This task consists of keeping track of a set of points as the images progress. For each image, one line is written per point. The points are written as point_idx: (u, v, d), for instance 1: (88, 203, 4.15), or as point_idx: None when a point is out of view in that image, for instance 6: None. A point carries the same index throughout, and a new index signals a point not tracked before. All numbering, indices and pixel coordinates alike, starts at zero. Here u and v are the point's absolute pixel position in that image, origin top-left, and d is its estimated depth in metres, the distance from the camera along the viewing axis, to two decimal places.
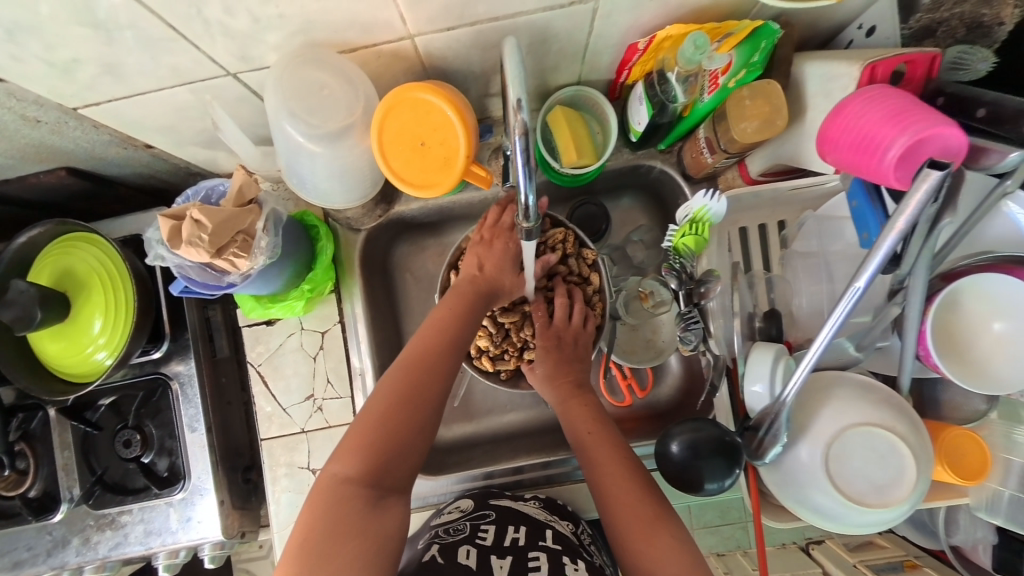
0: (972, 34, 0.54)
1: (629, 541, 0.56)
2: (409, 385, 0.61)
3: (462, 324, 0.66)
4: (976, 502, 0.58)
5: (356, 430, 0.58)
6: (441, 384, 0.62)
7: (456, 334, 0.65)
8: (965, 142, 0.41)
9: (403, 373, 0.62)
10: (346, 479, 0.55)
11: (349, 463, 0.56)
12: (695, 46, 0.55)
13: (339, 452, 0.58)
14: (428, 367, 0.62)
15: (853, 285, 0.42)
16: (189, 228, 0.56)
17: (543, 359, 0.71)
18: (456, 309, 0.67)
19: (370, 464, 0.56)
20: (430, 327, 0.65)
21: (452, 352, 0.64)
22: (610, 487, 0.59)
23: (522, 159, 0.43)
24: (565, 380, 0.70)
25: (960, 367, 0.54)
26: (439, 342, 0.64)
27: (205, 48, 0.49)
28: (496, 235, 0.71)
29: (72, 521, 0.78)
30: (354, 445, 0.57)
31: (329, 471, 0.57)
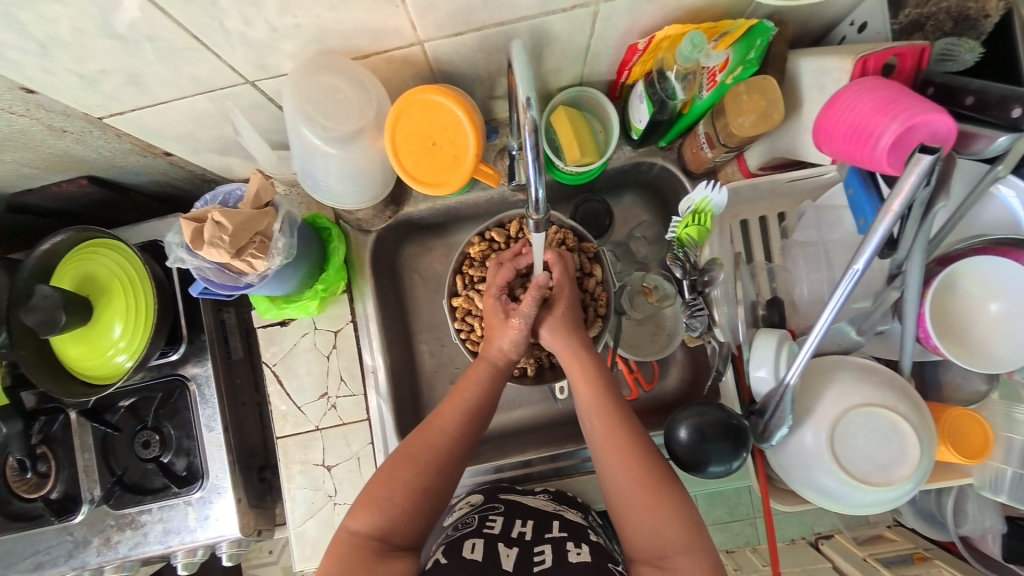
0: (959, 27, 0.56)
1: (635, 505, 0.57)
2: (426, 450, 0.62)
3: (484, 401, 0.66)
4: (980, 481, 0.59)
5: (371, 487, 0.60)
6: (456, 451, 0.63)
7: (477, 407, 0.65)
8: (952, 129, 0.43)
9: (417, 436, 0.63)
10: (358, 533, 0.58)
11: (363, 518, 0.58)
12: (693, 44, 0.57)
13: (355, 507, 0.60)
14: (447, 435, 0.63)
15: (851, 268, 0.44)
16: (210, 230, 0.59)
17: (551, 312, 0.69)
18: (480, 380, 0.67)
19: (382, 523, 0.58)
20: (451, 399, 0.66)
21: (470, 425, 0.65)
22: (620, 455, 0.60)
23: (532, 155, 0.45)
24: (569, 335, 0.68)
25: (958, 348, 0.55)
26: (457, 416, 0.64)
27: (225, 57, 0.52)
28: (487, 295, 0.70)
29: (92, 522, 0.80)
30: (368, 501, 0.59)
31: (345, 524, 0.59)
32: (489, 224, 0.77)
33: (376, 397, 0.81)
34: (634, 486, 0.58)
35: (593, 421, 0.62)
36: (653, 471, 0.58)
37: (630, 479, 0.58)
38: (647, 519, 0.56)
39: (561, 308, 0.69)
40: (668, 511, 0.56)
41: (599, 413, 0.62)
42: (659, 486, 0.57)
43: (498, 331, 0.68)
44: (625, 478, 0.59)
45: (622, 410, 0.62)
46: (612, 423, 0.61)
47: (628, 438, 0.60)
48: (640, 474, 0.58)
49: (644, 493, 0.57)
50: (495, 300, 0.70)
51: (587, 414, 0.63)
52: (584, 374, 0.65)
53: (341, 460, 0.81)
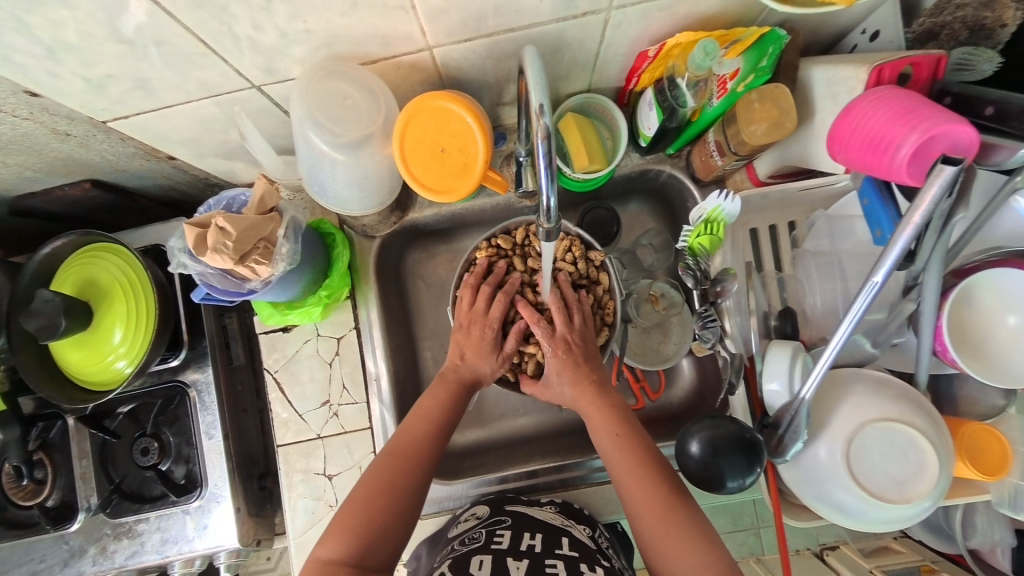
0: (974, 37, 0.55)
1: (658, 543, 0.57)
2: (395, 472, 0.62)
3: (447, 418, 0.67)
4: (998, 497, 0.58)
5: (341, 514, 0.60)
6: (422, 470, 0.63)
7: (440, 423, 0.66)
8: (975, 139, 0.41)
9: (384, 461, 0.63)
10: (330, 561, 0.56)
11: (333, 545, 0.57)
12: (705, 52, 0.56)
13: (325, 534, 0.59)
14: (415, 454, 0.64)
15: (870, 280, 0.43)
16: (214, 235, 0.58)
17: (556, 369, 0.68)
18: (440, 399, 0.68)
19: (355, 549, 0.57)
20: (413, 420, 0.67)
21: (434, 444, 0.65)
22: (627, 476, 0.61)
23: (545, 161, 0.44)
24: (586, 385, 0.67)
25: (975, 361, 0.54)
26: (423, 434, 0.65)
27: (233, 61, 0.51)
28: (475, 326, 0.71)
29: (89, 531, 0.78)
30: (339, 527, 0.58)
31: (314, 554, 0.58)
32: (496, 230, 0.75)
33: (379, 405, 0.80)
34: (654, 523, 0.57)
35: (609, 459, 0.63)
36: (663, 490, 0.59)
37: (651, 515, 0.58)
38: (670, 559, 0.55)
39: (563, 359, 0.68)
40: (693, 549, 0.55)
41: (619, 450, 0.62)
42: (683, 525, 0.56)
43: (479, 358, 0.71)
44: (646, 515, 0.58)
45: (640, 445, 0.62)
46: (633, 465, 0.61)
47: (648, 473, 0.60)
48: (662, 513, 0.58)
49: (668, 532, 0.56)
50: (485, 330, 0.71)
51: (607, 454, 0.63)
52: (600, 415, 0.65)
53: (343, 469, 0.79)
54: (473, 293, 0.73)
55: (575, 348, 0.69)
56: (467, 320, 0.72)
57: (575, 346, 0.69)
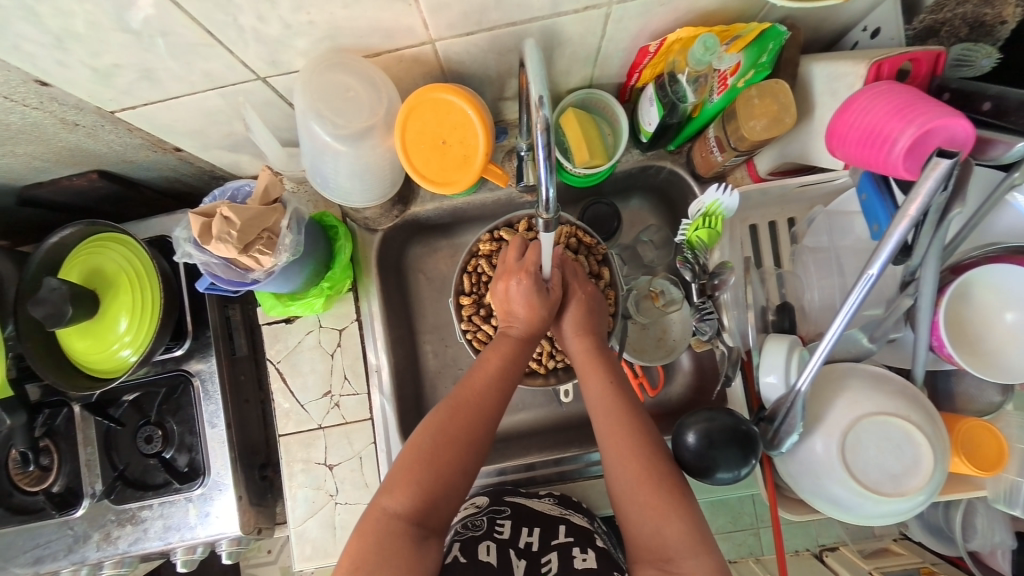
0: (974, 33, 0.56)
1: (641, 502, 0.56)
2: (459, 428, 0.61)
3: (509, 374, 0.65)
4: (994, 494, 0.58)
5: (405, 467, 0.59)
6: (486, 427, 0.62)
7: (504, 384, 0.65)
8: (971, 133, 0.42)
9: (449, 417, 0.61)
10: (395, 514, 0.56)
11: (400, 499, 0.57)
12: (705, 46, 0.57)
13: (389, 486, 0.58)
14: (478, 411, 0.62)
15: (865, 273, 0.44)
16: (218, 225, 0.59)
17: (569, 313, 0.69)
18: (504, 356, 0.66)
19: (419, 505, 0.57)
20: (477, 376, 0.64)
21: (498, 401, 0.64)
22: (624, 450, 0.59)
23: (544, 153, 0.45)
24: (589, 334, 0.68)
25: (971, 357, 0.54)
26: (489, 392, 0.64)
27: (237, 53, 0.52)
28: (511, 275, 0.67)
29: (93, 517, 0.79)
30: (404, 480, 0.58)
31: (379, 503, 0.57)
32: (498, 223, 0.76)
33: (380, 397, 0.81)
34: (637, 485, 0.57)
35: (597, 415, 0.62)
36: (663, 468, 0.57)
37: (634, 472, 0.57)
38: (649, 518, 0.55)
39: (581, 309, 0.69)
40: (676, 513, 0.55)
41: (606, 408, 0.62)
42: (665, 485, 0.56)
43: (522, 307, 0.66)
44: (629, 472, 0.57)
45: (631, 410, 0.61)
46: (625, 428, 0.60)
47: (635, 433, 0.59)
48: (646, 473, 0.57)
49: (653, 493, 0.56)
50: (524, 276, 0.66)
51: (596, 411, 0.63)
52: (594, 368, 0.65)
53: (343, 459, 0.80)
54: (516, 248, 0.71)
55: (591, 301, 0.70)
56: (507, 270, 0.68)
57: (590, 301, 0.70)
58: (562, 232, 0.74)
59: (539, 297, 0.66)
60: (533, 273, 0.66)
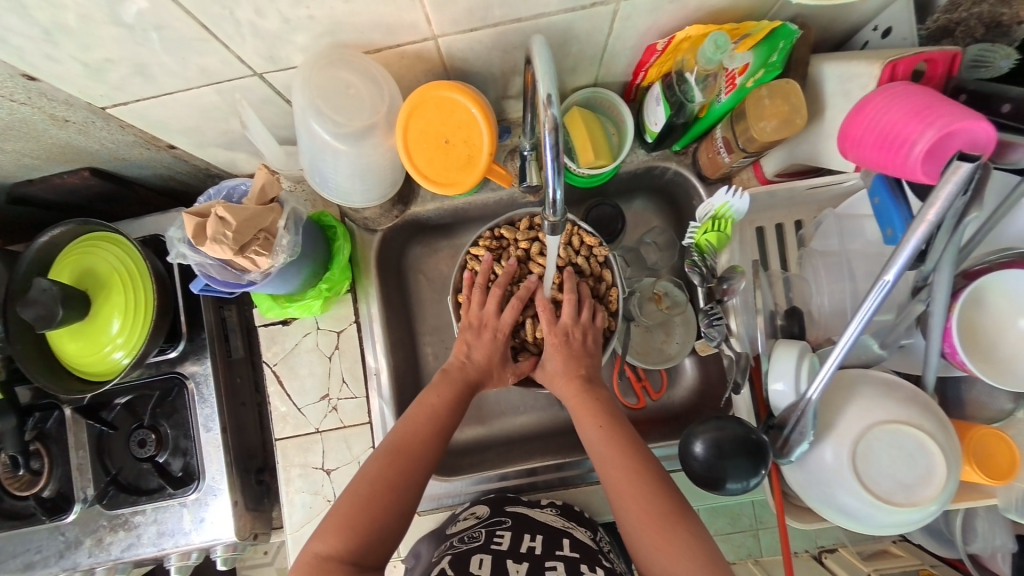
0: (991, 34, 0.54)
1: (649, 544, 0.54)
2: (397, 470, 0.60)
3: (450, 414, 0.66)
4: (1005, 502, 0.57)
5: (340, 510, 0.57)
6: (423, 468, 0.61)
7: (443, 423, 0.65)
8: (994, 135, 0.40)
9: (387, 458, 0.61)
10: (329, 558, 0.54)
11: (335, 542, 0.55)
12: (716, 45, 0.56)
13: (323, 529, 0.56)
14: (415, 452, 0.62)
15: (880, 279, 0.43)
16: (213, 225, 0.57)
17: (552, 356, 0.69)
18: (445, 396, 0.67)
19: (353, 546, 0.55)
20: (416, 416, 0.65)
21: (436, 441, 0.63)
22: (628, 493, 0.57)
23: (552, 153, 0.43)
24: (575, 377, 0.67)
25: (984, 364, 0.53)
26: (427, 429, 0.64)
27: (234, 48, 0.50)
28: (485, 329, 0.71)
29: (84, 523, 0.78)
30: (339, 523, 0.56)
31: (311, 549, 0.55)
32: (499, 222, 0.75)
33: (379, 400, 0.80)
34: (643, 526, 0.55)
35: (600, 460, 0.61)
36: (667, 507, 0.55)
37: (636, 510, 0.56)
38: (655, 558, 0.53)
39: (564, 355, 0.68)
40: (682, 552, 0.52)
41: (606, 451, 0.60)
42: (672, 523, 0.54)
43: (481, 353, 0.70)
44: (633, 514, 0.56)
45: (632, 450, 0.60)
46: (620, 455, 0.59)
47: (639, 473, 0.58)
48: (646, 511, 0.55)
49: (653, 527, 0.54)
50: (497, 340, 0.71)
51: (593, 448, 0.62)
52: (586, 409, 0.64)
53: (342, 464, 0.79)
54: (485, 298, 0.73)
55: (575, 334, 0.69)
56: (478, 321, 0.71)
57: (565, 342, 0.69)
58: (564, 234, 0.71)
59: (501, 357, 0.71)
60: (502, 330, 0.71)
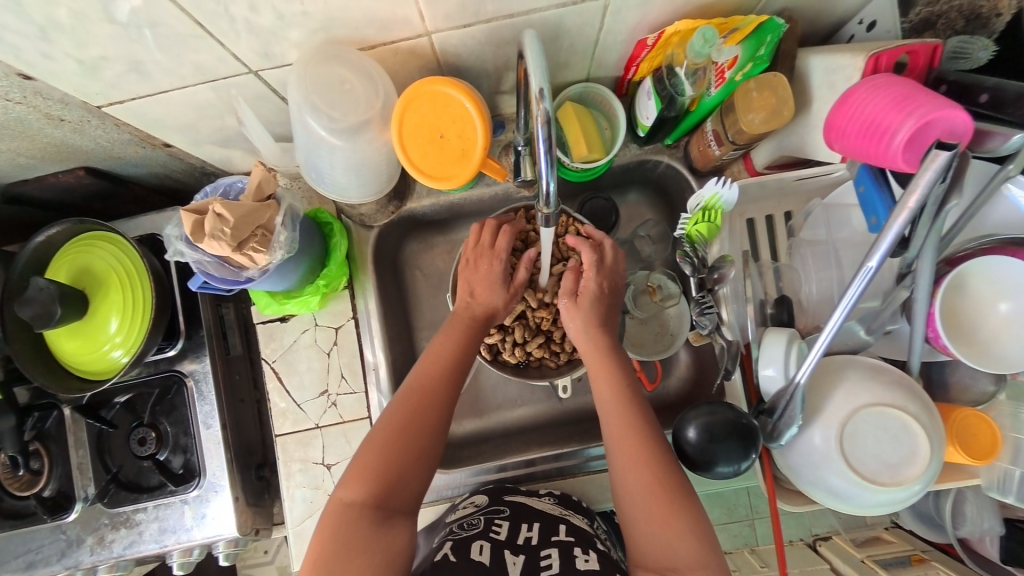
0: (970, 26, 0.56)
1: (647, 511, 0.55)
2: (410, 416, 0.61)
3: (464, 357, 0.66)
4: (987, 482, 0.59)
5: (361, 458, 0.59)
6: (440, 412, 0.62)
7: (455, 364, 0.65)
8: (970, 125, 0.41)
9: (403, 402, 0.62)
10: (352, 503, 0.56)
11: (356, 488, 0.57)
12: (704, 39, 0.56)
13: (347, 478, 0.58)
14: (428, 398, 0.62)
15: (864, 265, 0.44)
16: (211, 222, 0.58)
17: (591, 304, 0.67)
18: (456, 338, 0.67)
19: (376, 491, 0.57)
20: (429, 359, 0.66)
21: (453, 382, 0.64)
22: (634, 457, 0.58)
23: (544, 146, 0.44)
24: (601, 336, 0.66)
25: (968, 348, 0.55)
26: (439, 372, 0.64)
27: (229, 45, 0.51)
28: (483, 258, 0.71)
29: (86, 521, 0.78)
30: (360, 470, 0.58)
31: (337, 496, 0.58)
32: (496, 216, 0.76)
33: (378, 395, 0.80)
34: (646, 495, 0.56)
35: (609, 418, 0.61)
36: (671, 481, 0.56)
37: (645, 482, 0.56)
38: (657, 526, 0.54)
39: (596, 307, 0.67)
40: (680, 518, 0.54)
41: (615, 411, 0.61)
42: (674, 498, 0.55)
43: (488, 293, 0.70)
44: (639, 481, 0.56)
45: (641, 416, 0.60)
46: (629, 421, 0.60)
47: (644, 451, 0.58)
48: (655, 484, 0.56)
49: (655, 495, 0.55)
50: (493, 261, 0.70)
51: (606, 414, 0.61)
52: (606, 369, 0.63)
53: (341, 458, 0.80)
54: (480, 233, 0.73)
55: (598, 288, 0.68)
56: (473, 256, 0.71)
57: (601, 299, 0.68)
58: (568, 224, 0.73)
59: (502, 288, 0.70)
60: (499, 260, 0.71)
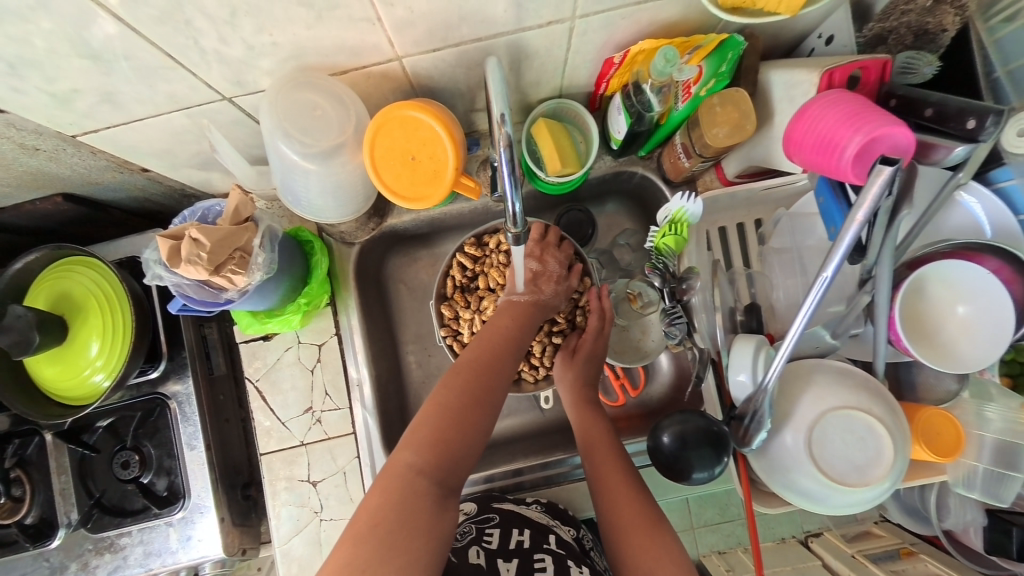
0: (920, 41, 0.60)
1: (631, 545, 0.57)
2: (476, 387, 0.60)
3: (521, 338, 0.67)
4: (954, 478, 0.60)
5: (425, 423, 0.57)
6: (502, 389, 0.62)
7: (515, 342, 0.66)
8: (913, 141, 0.44)
9: (467, 373, 0.62)
10: (417, 470, 0.54)
11: (422, 453, 0.55)
12: (666, 59, 0.59)
13: (409, 441, 0.56)
14: (491, 371, 0.62)
15: (821, 274, 0.45)
16: (187, 247, 0.58)
17: (586, 355, 0.75)
18: (515, 318, 0.68)
19: (439, 459, 0.55)
20: (490, 335, 0.66)
21: (513, 359, 0.65)
22: (616, 491, 0.61)
23: (507, 169, 0.46)
24: (582, 386, 0.73)
25: (927, 349, 0.57)
26: (501, 347, 0.65)
27: (201, 75, 0.52)
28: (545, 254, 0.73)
29: (69, 547, 0.78)
30: (425, 436, 0.56)
31: (399, 458, 0.55)
32: (485, 229, 0.78)
33: (363, 411, 0.81)
34: (627, 528, 0.58)
35: (591, 453, 0.65)
36: (650, 514, 0.59)
37: (626, 516, 0.59)
38: (640, 558, 0.56)
39: (588, 361, 0.74)
40: (662, 550, 0.56)
41: (597, 448, 0.65)
42: (655, 530, 0.57)
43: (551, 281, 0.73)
44: (620, 515, 0.59)
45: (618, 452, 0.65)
46: (610, 457, 0.64)
47: (625, 490, 0.61)
48: (637, 516, 0.58)
49: (638, 529, 0.57)
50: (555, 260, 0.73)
51: (587, 449, 0.66)
52: (587, 416, 0.69)
53: (327, 475, 0.80)
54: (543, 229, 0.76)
55: (596, 346, 0.75)
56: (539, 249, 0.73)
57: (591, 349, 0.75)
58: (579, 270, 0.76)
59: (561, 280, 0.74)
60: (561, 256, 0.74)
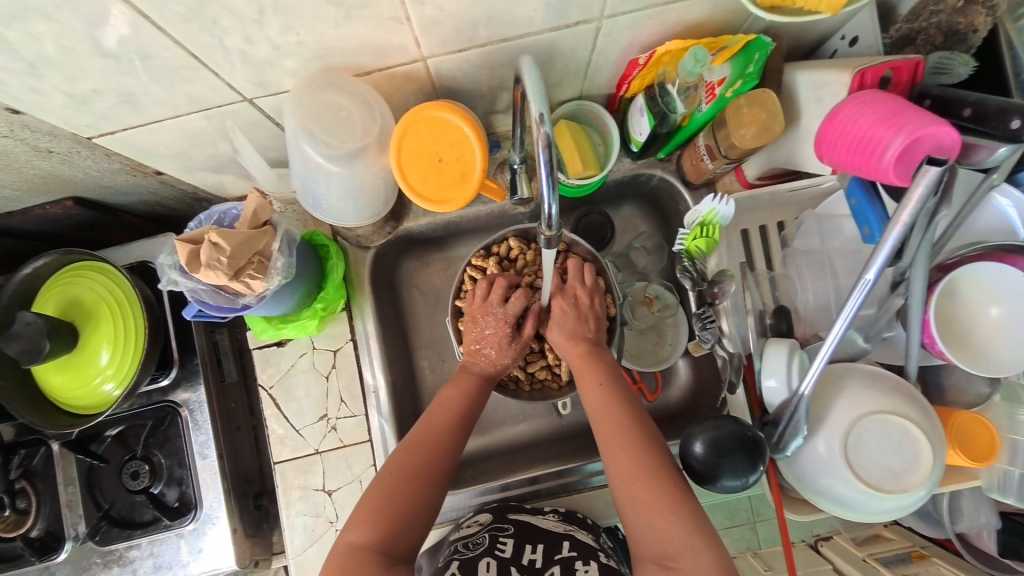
0: (949, 41, 0.59)
1: (632, 497, 0.56)
2: (416, 462, 0.61)
3: (471, 407, 0.67)
4: (988, 482, 0.60)
5: (367, 502, 0.59)
6: (444, 460, 0.62)
7: (462, 413, 0.66)
8: (958, 139, 0.42)
9: (410, 449, 0.62)
10: (360, 547, 0.55)
11: (364, 531, 0.56)
12: (695, 59, 0.59)
13: (353, 521, 0.58)
14: (434, 445, 0.63)
15: (861, 278, 0.45)
16: (207, 251, 0.56)
17: (561, 320, 0.71)
18: (464, 389, 0.68)
19: (383, 533, 0.56)
20: (435, 410, 0.66)
21: (460, 431, 0.65)
22: (617, 445, 0.59)
23: (545, 168, 0.45)
24: (581, 340, 0.69)
25: (961, 351, 0.56)
26: (448, 418, 0.65)
27: (223, 75, 0.50)
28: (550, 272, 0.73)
29: (76, 560, 0.75)
30: (366, 514, 0.57)
31: (345, 539, 0.57)
32: (510, 233, 0.77)
33: (379, 417, 0.79)
34: (627, 481, 0.57)
35: (597, 413, 0.63)
36: (653, 464, 0.57)
37: (625, 471, 0.57)
38: (642, 511, 0.55)
39: (575, 320, 0.70)
40: (662, 500, 0.55)
41: (602, 408, 0.63)
42: (658, 479, 0.56)
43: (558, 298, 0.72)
44: (621, 466, 0.58)
45: (624, 405, 0.62)
46: (613, 413, 0.62)
47: (626, 443, 0.59)
48: (636, 467, 0.57)
49: (637, 480, 0.56)
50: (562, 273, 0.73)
51: (592, 412, 0.64)
52: (589, 372, 0.66)
53: (342, 484, 0.78)
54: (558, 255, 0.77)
55: (580, 311, 0.71)
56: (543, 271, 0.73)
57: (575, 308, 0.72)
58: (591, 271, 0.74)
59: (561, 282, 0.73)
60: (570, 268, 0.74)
